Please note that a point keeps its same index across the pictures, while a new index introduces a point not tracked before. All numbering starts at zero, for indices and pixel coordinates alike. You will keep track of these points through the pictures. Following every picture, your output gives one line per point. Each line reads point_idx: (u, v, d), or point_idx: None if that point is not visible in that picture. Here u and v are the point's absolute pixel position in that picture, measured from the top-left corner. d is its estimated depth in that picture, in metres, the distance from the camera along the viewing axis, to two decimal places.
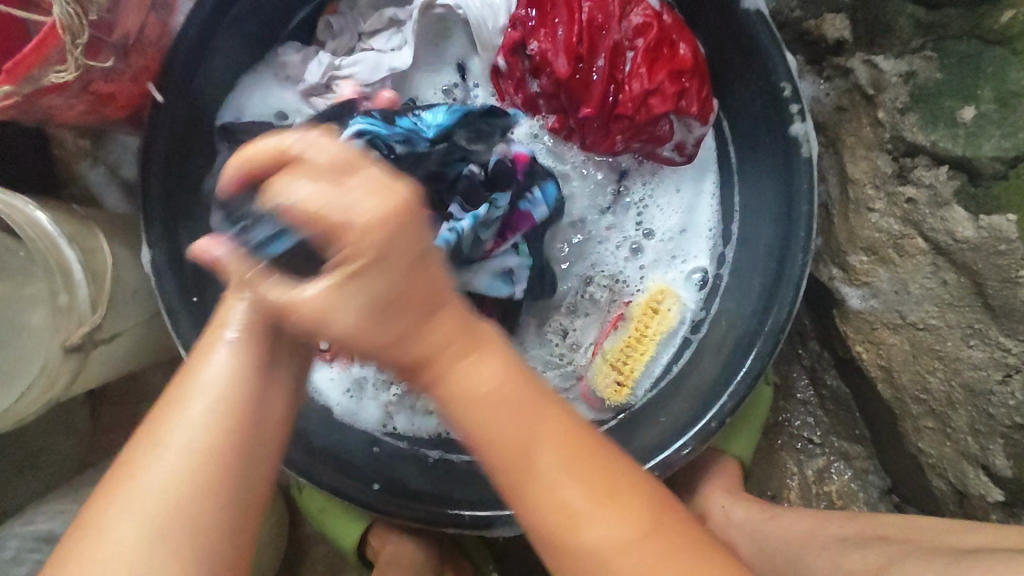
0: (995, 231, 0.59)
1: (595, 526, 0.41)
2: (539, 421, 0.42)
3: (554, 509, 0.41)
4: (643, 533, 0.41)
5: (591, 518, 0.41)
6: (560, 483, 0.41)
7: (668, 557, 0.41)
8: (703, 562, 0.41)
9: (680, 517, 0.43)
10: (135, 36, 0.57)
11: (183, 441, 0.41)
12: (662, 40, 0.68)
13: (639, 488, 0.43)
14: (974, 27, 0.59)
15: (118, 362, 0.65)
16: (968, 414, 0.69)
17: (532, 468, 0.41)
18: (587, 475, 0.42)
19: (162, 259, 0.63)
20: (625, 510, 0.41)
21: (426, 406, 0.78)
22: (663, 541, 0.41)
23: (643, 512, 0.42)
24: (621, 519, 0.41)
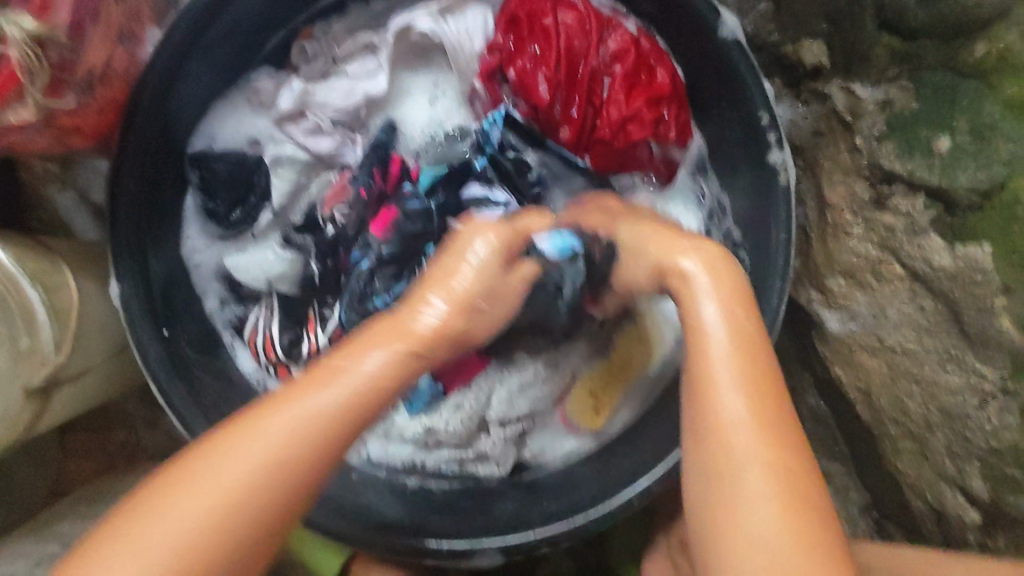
0: (971, 261, 0.60)
1: (751, 475, 0.43)
2: (749, 370, 0.46)
3: (726, 447, 0.44)
4: (787, 496, 0.42)
5: (750, 459, 0.43)
6: (743, 459, 0.43)
7: (803, 534, 0.41)
8: (837, 554, 0.41)
9: (824, 503, 0.43)
10: (101, 68, 0.55)
11: (260, 458, 0.43)
12: (639, 66, 0.68)
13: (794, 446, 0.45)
14: (949, 59, 0.59)
15: (87, 398, 0.63)
16: (945, 437, 0.70)
17: (727, 410, 0.45)
18: (769, 431, 0.44)
19: (130, 294, 0.61)
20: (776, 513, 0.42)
21: (400, 433, 0.77)
22: (796, 511, 0.42)
23: (797, 478, 0.43)
24: (777, 474, 0.43)
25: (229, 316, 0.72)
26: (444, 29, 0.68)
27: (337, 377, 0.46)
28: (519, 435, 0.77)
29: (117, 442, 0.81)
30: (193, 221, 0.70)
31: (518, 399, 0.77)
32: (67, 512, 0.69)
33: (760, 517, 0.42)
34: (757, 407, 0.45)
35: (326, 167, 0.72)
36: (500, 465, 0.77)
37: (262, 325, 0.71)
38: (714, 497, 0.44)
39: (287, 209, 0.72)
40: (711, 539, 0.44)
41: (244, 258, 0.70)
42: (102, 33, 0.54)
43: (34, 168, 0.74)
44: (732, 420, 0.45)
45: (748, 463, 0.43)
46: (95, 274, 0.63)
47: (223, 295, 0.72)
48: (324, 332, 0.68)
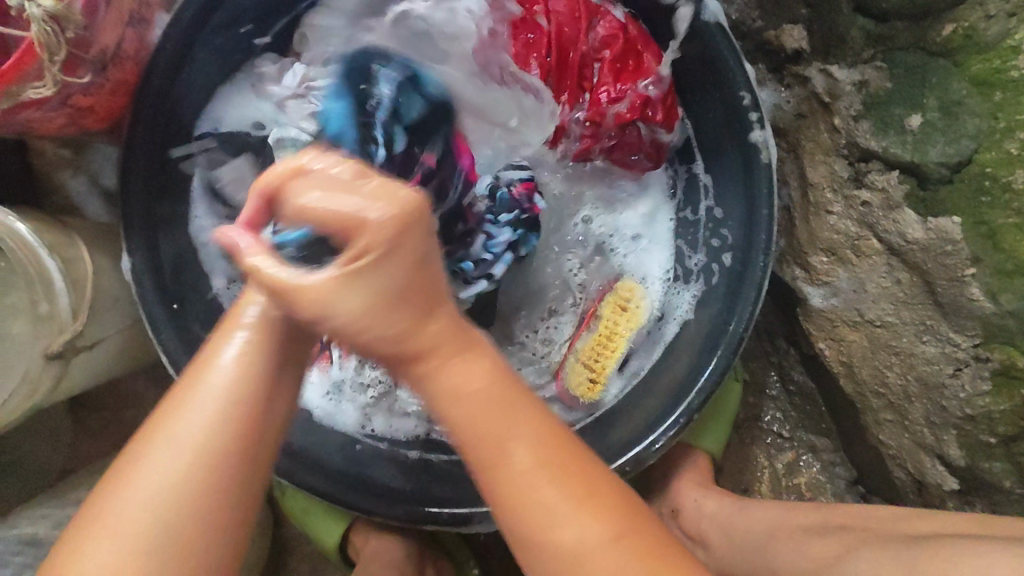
0: (942, 233, 0.63)
1: (516, 460, 0.42)
2: (469, 355, 0.44)
3: (469, 425, 0.43)
4: (560, 486, 0.42)
5: (540, 499, 0.42)
6: (536, 492, 0.42)
7: (604, 541, 0.41)
8: (672, 564, 0.41)
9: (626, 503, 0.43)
10: (113, 51, 0.58)
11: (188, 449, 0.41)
12: (627, 51, 0.71)
13: (594, 489, 0.42)
14: (920, 39, 0.62)
15: (103, 367, 0.66)
16: (923, 406, 0.72)
17: (453, 382, 0.43)
18: (537, 426, 0.43)
19: (142, 267, 0.65)
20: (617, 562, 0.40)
21: (403, 408, 0.79)
22: (603, 550, 0.41)
23: (603, 500, 0.42)
24: (550, 468, 0.42)
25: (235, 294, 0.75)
26: (441, 16, 0.72)
27: (198, 384, 0.42)
28: None
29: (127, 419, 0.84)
30: (201, 199, 0.72)
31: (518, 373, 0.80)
32: (79, 479, 0.72)
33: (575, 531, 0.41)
34: (543, 449, 0.43)
35: None
36: None
37: None
38: (507, 491, 0.43)
39: None
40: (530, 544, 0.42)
41: None
42: (115, 16, 0.57)
43: (46, 153, 0.77)
44: (514, 459, 0.42)
45: (555, 517, 0.41)
46: (107, 248, 0.66)
47: (229, 274, 0.73)
48: None
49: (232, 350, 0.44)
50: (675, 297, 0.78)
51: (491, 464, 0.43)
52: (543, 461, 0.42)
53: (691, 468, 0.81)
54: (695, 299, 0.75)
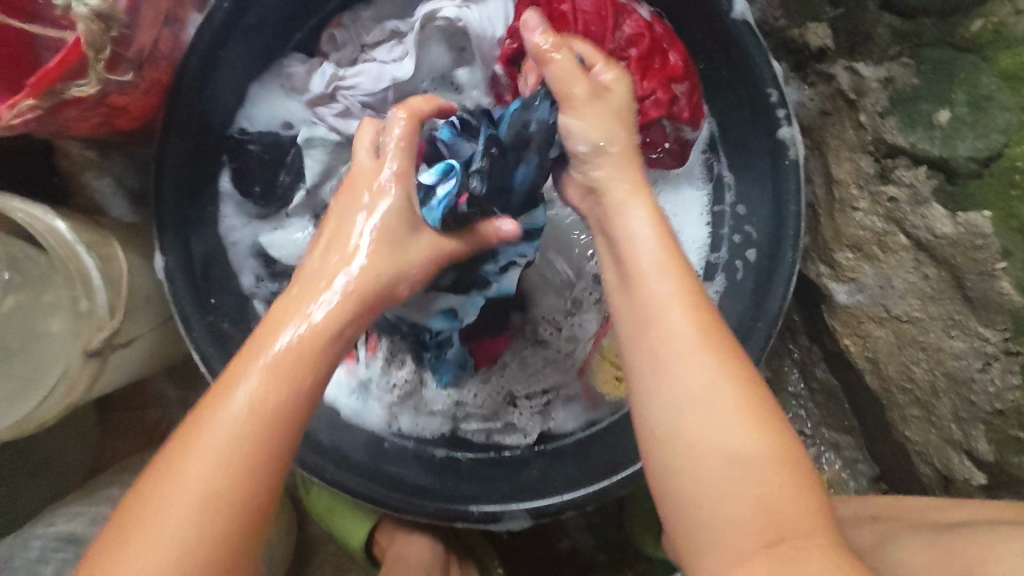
0: (972, 226, 0.63)
1: (693, 369, 0.48)
2: (687, 296, 0.51)
3: (671, 351, 0.49)
4: (747, 420, 0.46)
5: (713, 395, 0.47)
6: (722, 412, 0.46)
7: (772, 460, 0.44)
8: (815, 495, 0.43)
9: (802, 452, 0.45)
10: (150, 50, 0.59)
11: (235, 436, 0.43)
12: (654, 49, 0.71)
13: (753, 389, 0.47)
14: (947, 35, 0.62)
15: (135, 365, 0.66)
16: (951, 402, 0.72)
17: (670, 322, 0.50)
18: (719, 351, 0.48)
19: (175, 265, 0.65)
20: (762, 439, 0.45)
21: (430, 406, 0.80)
22: (784, 464, 0.44)
23: (775, 429, 0.46)
24: (730, 386, 0.47)
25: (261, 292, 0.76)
26: (469, 16, 0.72)
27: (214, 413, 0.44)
28: (545, 406, 0.80)
29: (151, 420, 0.84)
30: (230, 201, 0.73)
31: (543, 373, 0.81)
32: (108, 479, 0.72)
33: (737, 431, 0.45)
34: (715, 347, 0.48)
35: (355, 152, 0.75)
36: (526, 435, 0.79)
37: None
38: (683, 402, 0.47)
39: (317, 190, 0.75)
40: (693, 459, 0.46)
41: (277, 238, 0.74)
42: (153, 16, 0.57)
43: (73, 155, 0.78)
44: (674, 351, 0.49)
45: (714, 406, 0.46)
46: (139, 247, 0.66)
47: (257, 272, 0.74)
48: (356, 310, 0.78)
49: (281, 344, 0.48)
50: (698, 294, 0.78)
51: (651, 352, 0.50)
52: (720, 361, 0.48)
53: None
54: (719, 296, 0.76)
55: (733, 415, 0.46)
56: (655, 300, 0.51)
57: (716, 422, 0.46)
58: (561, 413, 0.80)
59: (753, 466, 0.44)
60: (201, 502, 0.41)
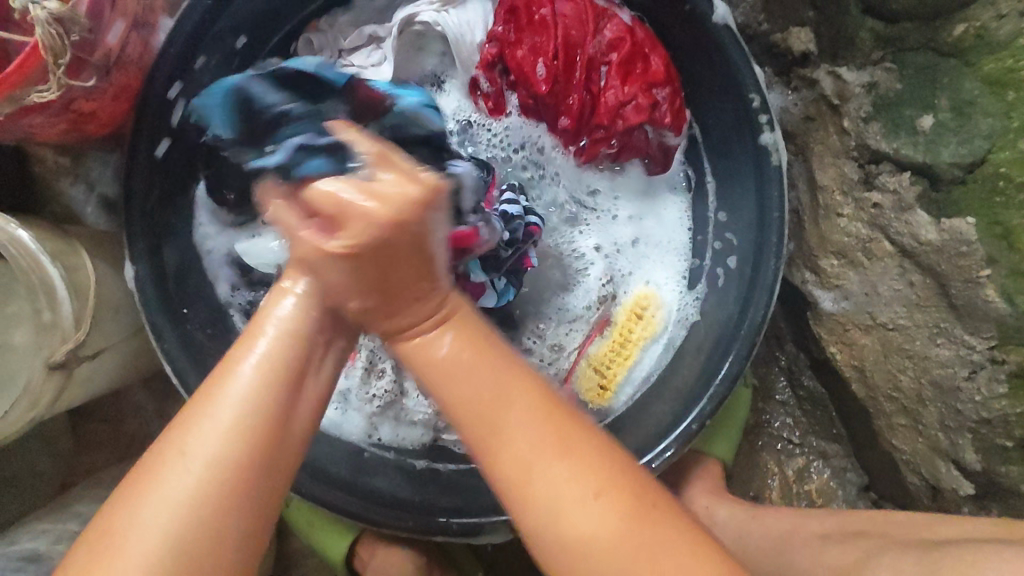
0: (956, 234, 0.62)
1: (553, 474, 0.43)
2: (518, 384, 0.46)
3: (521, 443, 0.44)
4: (611, 484, 0.43)
5: (558, 462, 0.43)
6: (561, 468, 0.43)
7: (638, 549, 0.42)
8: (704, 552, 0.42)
9: (667, 496, 0.44)
10: (117, 56, 0.57)
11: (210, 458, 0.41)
12: (635, 53, 0.70)
13: (602, 446, 0.44)
14: (930, 40, 0.61)
15: (105, 376, 0.65)
16: (938, 411, 0.71)
17: (515, 419, 0.44)
18: (535, 405, 0.45)
19: (145, 274, 0.64)
20: (615, 503, 0.43)
21: (410, 416, 0.78)
22: (643, 517, 0.42)
23: (624, 489, 0.43)
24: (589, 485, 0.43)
25: (237, 300, 0.74)
26: (447, 21, 0.71)
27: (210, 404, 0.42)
28: None
29: (127, 432, 0.82)
30: (204, 207, 0.71)
31: None
32: (81, 492, 0.71)
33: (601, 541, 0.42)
34: (537, 412, 0.44)
35: None
36: None
37: None
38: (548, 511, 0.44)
39: None
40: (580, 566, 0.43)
41: (252, 246, 0.71)
42: (120, 21, 0.56)
43: (46, 161, 0.76)
44: (512, 421, 0.44)
45: (575, 483, 0.43)
46: (110, 255, 0.65)
47: (233, 281, 0.73)
48: None
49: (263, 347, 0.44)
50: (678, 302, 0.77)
51: (492, 430, 0.45)
52: (536, 425, 0.44)
53: (702, 475, 0.79)
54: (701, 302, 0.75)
55: (574, 475, 0.43)
56: (468, 397, 0.45)
57: (572, 494, 0.43)
58: None
59: (623, 541, 0.42)
60: (190, 502, 0.40)
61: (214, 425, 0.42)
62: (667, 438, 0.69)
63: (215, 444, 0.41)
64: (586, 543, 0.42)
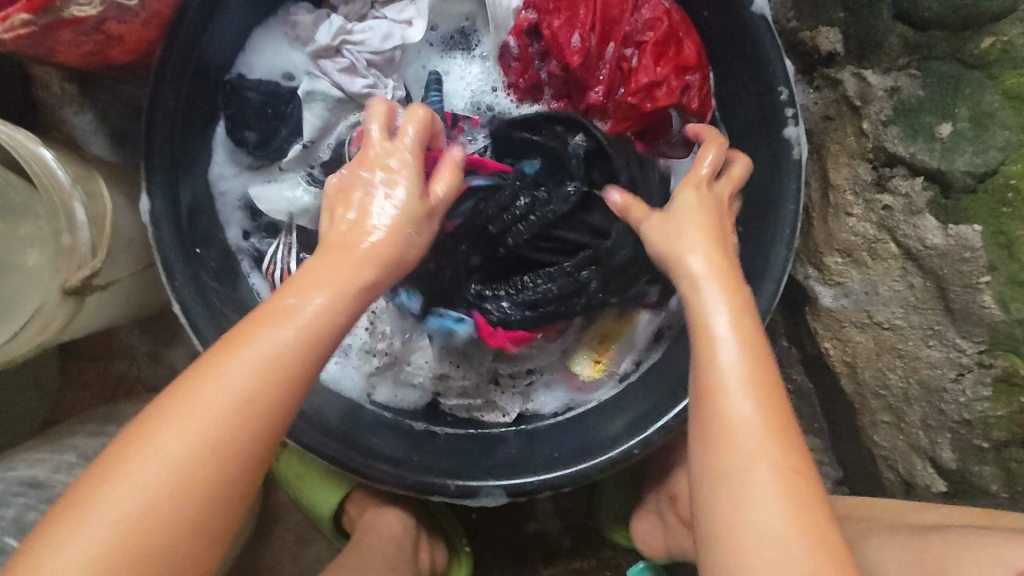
0: (962, 240, 0.65)
1: (739, 404, 0.46)
2: (757, 375, 0.48)
3: (726, 446, 0.46)
4: (790, 464, 0.45)
5: (757, 466, 0.45)
6: (772, 450, 0.45)
7: (821, 553, 0.42)
8: None
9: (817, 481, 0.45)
10: None
11: (237, 391, 0.43)
12: (670, 36, 0.72)
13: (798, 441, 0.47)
14: (956, 50, 0.64)
15: (112, 310, 0.64)
16: (921, 410, 0.75)
17: (732, 415, 0.46)
18: (761, 385, 0.47)
19: (161, 209, 0.62)
20: (779, 492, 0.44)
21: (411, 378, 0.79)
22: (802, 506, 0.43)
23: (798, 466, 0.45)
24: (790, 462, 0.45)
25: (249, 245, 0.74)
26: None
27: (216, 378, 0.43)
28: (525, 388, 0.81)
29: (117, 371, 0.82)
30: (222, 148, 0.71)
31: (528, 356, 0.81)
32: None
33: (756, 503, 0.44)
34: (753, 360, 0.48)
35: (358, 109, 0.74)
36: (505, 414, 0.79)
37: (280, 259, 0.72)
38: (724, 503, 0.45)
39: (316, 145, 0.73)
40: (728, 526, 0.44)
41: (267, 191, 0.71)
42: None
43: (51, 86, 0.73)
44: (738, 405, 0.46)
45: (738, 421, 0.46)
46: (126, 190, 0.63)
47: (244, 226, 0.74)
48: None
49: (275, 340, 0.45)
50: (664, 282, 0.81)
51: (714, 411, 0.47)
52: (769, 397, 0.47)
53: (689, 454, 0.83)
54: None
55: (763, 451, 0.45)
56: (758, 384, 0.47)
57: (749, 446, 0.45)
58: (542, 396, 0.81)
59: (783, 532, 0.43)
60: (152, 500, 0.41)
61: (192, 413, 0.42)
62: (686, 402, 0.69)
63: (192, 434, 0.42)
64: (768, 543, 0.43)
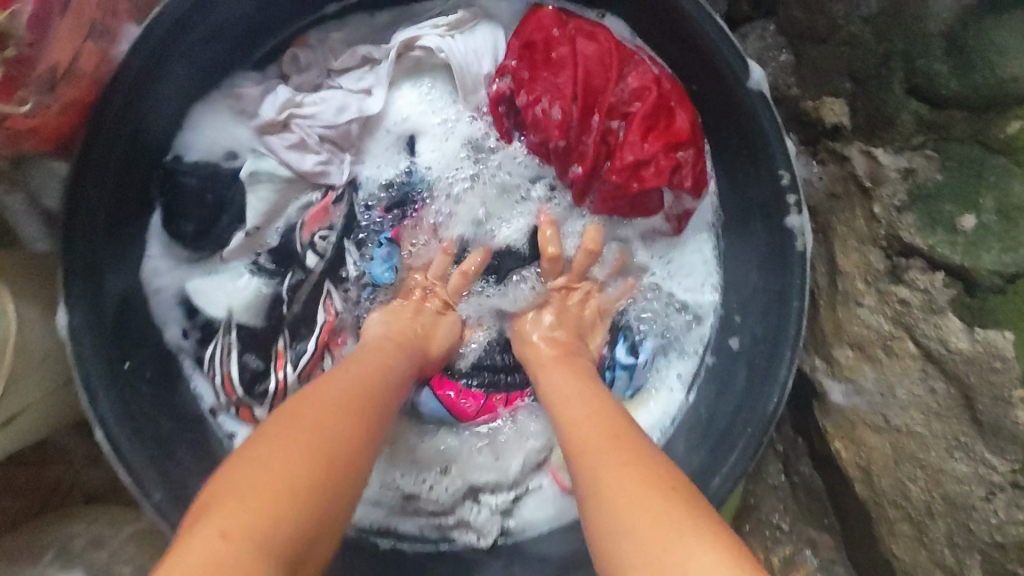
0: (991, 347, 0.57)
1: (587, 458, 0.48)
2: (594, 432, 0.51)
3: (593, 487, 0.45)
4: (620, 469, 0.45)
5: (616, 490, 0.44)
6: (609, 473, 0.45)
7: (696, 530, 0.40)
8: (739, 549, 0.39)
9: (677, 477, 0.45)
10: (65, 66, 0.50)
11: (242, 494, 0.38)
12: (660, 107, 0.66)
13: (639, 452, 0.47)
14: (978, 132, 0.57)
15: (25, 429, 0.56)
16: (947, 525, 0.65)
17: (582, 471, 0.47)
18: (588, 431, 0.51)
19: (80, 322, 0.55)
20: (635, 500, 0.42)
21: (374, 493, 0.70)
22: (657, 497, 0.42)
23: (640, 470, 0.45)
24: (631, 473, 0.45)
25: (188, 342, 0.66)
26: (453, 49, 0.67)
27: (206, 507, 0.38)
28: (506, 503, 0.72)
29: (50, 479, 0.75)
30: (157, 240, 0.64)
31: (507, 459, 0.73)
32: None
33: (628, 518, 0.42)
34: (592, 426, 0.52)
35: (310, 187, 0.69)
36: (481, 535, 0.71)
37: (221, 363, 0.65)
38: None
39: (261, 231, 0.67)
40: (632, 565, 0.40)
41: (207, 284, 0.66)
42: (70, 33, 0.49)
43: None
44: (584, 461, 0.48)
45: (591, 468, 0.47)
46: (44, 297, 0.56)
47: (184, 322, 0.66)
48: (295, 368, 0.65)
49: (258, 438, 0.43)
50: (661, 372, 0.73)
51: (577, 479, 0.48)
52: (599, 431, 0.51)
53: None
54: (688, 402, 0.71)
55: (608, 476, 0.45)
56: (591, 433, 0.51)
57: (599, 481, 0.45)
58: (524, 510, 0.72)
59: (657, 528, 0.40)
60: None
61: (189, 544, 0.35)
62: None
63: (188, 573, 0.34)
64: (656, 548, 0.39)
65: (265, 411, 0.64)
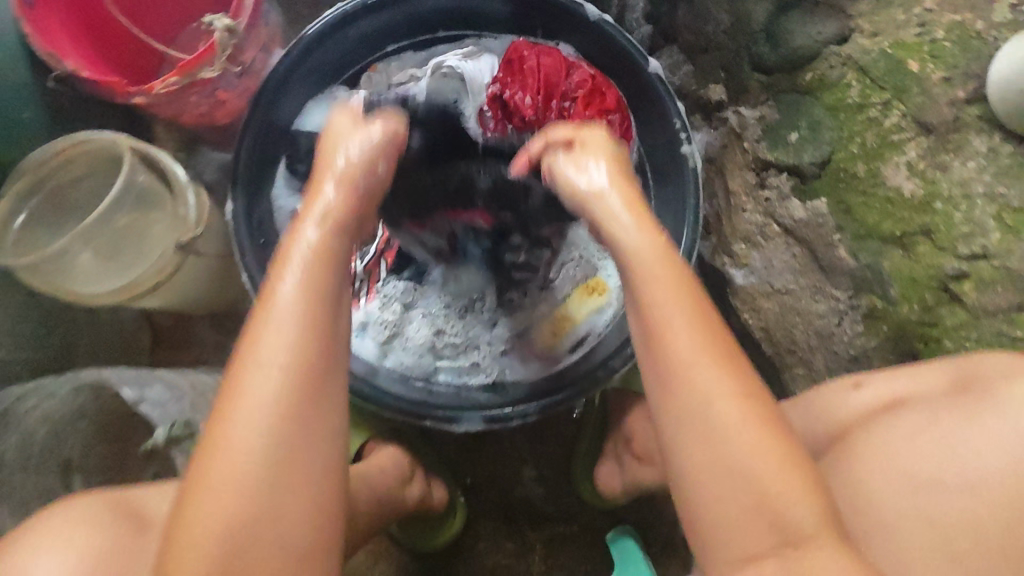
0: (817, 211, 0.89)
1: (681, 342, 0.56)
2: (695, 313, 0.57)
3: (691, 392, 0.54)
4: (734, 395, 0.54)
5: (714, 406, 0.53)
6: (711, 395, 0.54)
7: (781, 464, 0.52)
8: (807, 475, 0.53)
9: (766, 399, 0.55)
10: (247, 63, 0.86)
11: (267, 411, 0.52)
12: (595, 91, 0.99)
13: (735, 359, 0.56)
14: (795, 83, 0.91)
15: (197, 278, 0.90)
16: (823, 356, 0.94)
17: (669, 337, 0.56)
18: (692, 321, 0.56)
19: (241, 209, 0.89)
20: (745, 437, 0.52)
21: (412, 343, 1.02)
22: (762, 431, 0.53)
23: (740, 382, 0.54)
24: (738, 399, 0.54)
25: None
26: (466, 67, 1.01)
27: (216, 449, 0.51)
28: (503, 355, 1.02)
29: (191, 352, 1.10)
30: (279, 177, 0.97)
31: (503, 327, 1.04)
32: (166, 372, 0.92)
33: (724, 434, 0.53)
34: (683, 297, 0.58)
35: None
36: (487, 375, 1.01)
37: None
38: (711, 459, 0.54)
39: None
40: (700, 467, 0.53)
41: None
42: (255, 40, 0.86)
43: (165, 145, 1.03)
44: (680, 348, 0.55)
45: (690, 361, 0.55)
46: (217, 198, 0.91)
47: None
48: (363, 262, 1.03)
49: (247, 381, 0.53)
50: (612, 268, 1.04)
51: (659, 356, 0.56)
52: (709, 345, 0.55)
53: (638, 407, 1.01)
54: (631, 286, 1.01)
55: (723, 414, 0.53)
56: (701, 352, 0.55)
57: (695, 382, 0.54)
58: (516, 365, 1.01)
59: (753, 470, 0.52)
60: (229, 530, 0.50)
61: (238, 425, 0.52)
62: (603, 360, 0.93)
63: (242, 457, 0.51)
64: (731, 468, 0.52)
65: (343, 289, 1.02)
